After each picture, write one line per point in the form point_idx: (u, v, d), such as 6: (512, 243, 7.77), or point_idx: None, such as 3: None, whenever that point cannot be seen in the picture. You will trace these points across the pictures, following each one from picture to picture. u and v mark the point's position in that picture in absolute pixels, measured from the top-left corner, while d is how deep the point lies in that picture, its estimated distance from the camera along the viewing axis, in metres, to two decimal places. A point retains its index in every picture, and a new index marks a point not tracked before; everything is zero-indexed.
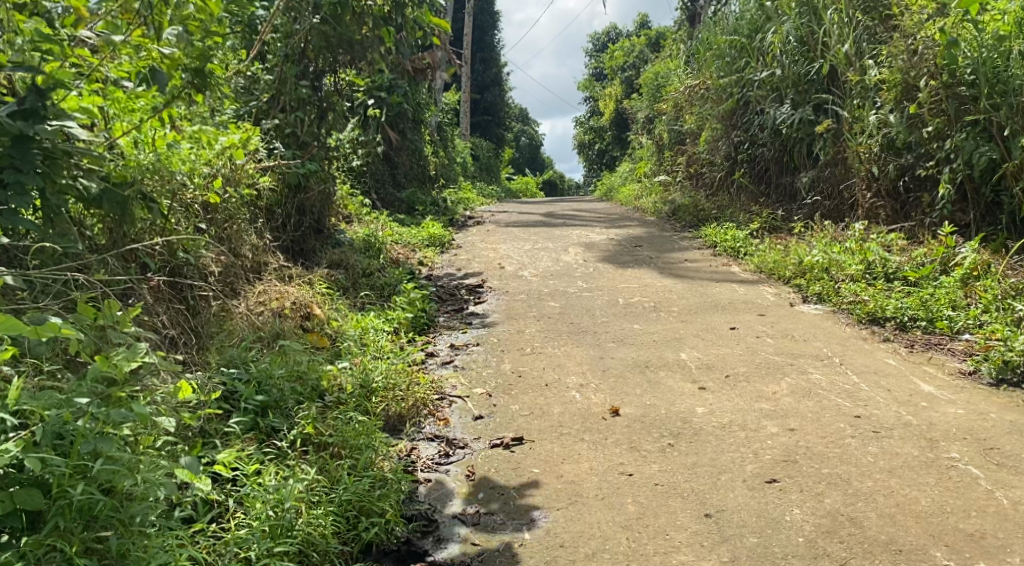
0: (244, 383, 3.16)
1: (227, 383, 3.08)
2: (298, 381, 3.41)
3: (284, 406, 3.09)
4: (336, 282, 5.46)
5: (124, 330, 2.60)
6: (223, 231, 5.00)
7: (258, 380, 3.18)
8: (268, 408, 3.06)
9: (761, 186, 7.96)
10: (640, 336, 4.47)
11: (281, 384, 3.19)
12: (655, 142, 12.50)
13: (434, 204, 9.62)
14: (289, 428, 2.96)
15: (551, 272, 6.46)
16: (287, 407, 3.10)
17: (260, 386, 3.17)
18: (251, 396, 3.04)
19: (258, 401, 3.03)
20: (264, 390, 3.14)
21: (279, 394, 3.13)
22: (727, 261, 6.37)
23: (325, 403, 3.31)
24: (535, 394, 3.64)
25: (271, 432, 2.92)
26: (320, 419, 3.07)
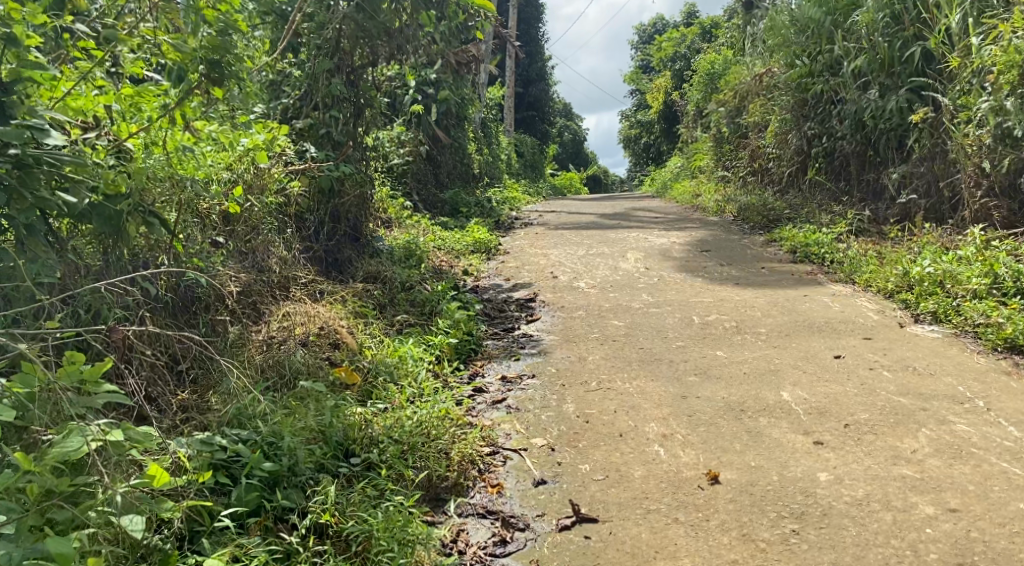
0: (250, 446, 2.57)
1: (228, 448, 2.46)
2: (319, 441, 2.82)
3: (299, 477, 2.50)
4: (372, 297, 4.80)
5: (83, 401, 2.10)
6: (245, 243, 4.40)
7: (266, 442, 2.58)
8: (279, 477, 2.47)
9: (841, 185, 7.14)
10: (726, 366, 3.78)
11: (295, 447, 2.56)
12: (714, 134, 11.68)
13: (479, 205, 8.96)
14: (303, 509, 2.40)
15: (610, 283, 5.77)
16: (306, 478, 2.50)
17: (269, 449, 2.57)
18: (258, 465, 2.44)
19: (267, 469, 2.44)
20: (276, 455, 2.52)
21: (294, 458, 2.52)
22: (812, 270, 5.64)
23: (350, 470, 2.69)
24: (608, 448, 2.98)
25: (280, 516, 2.37)
26: (342, 495, 2.48)
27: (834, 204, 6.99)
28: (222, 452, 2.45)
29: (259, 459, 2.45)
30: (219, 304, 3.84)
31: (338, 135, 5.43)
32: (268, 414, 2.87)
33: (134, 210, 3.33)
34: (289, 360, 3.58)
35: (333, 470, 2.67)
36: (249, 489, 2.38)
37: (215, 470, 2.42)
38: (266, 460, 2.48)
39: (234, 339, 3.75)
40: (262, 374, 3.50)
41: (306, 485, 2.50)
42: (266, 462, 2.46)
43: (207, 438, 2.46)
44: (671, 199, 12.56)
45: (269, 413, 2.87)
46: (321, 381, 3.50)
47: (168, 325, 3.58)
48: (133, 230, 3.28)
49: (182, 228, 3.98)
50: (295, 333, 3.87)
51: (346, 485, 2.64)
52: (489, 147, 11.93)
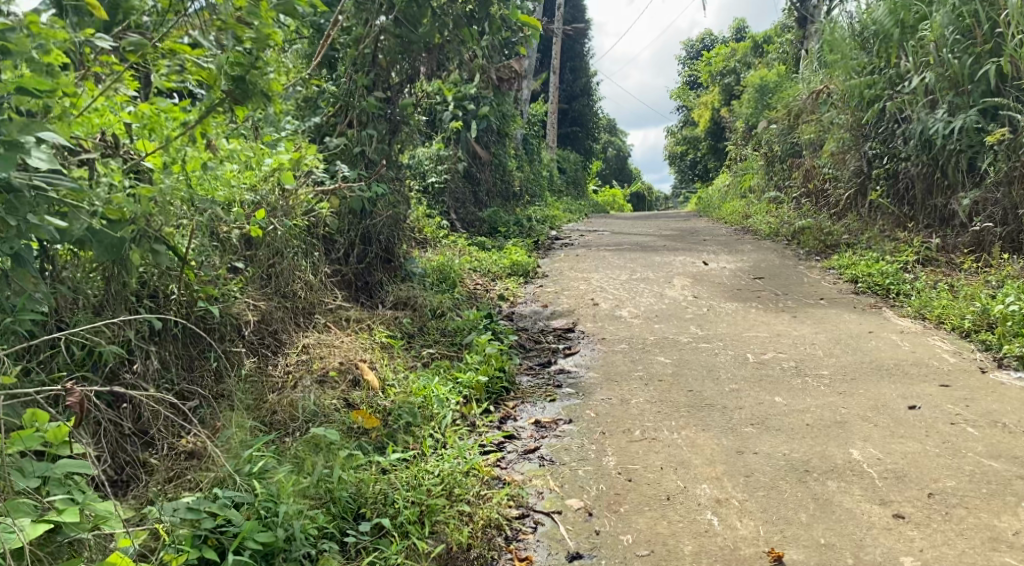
0: (243, 509, 2.37)
1: (218, 515, 2.30)
2: (325, 502, 2.53)
3: (295, 552, 2.29)
4: (400, 326, 4.47)
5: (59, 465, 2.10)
6: (268, 268, 4.03)
7: (262, 506, 2.38)
8: (275, 550, 2.28)
9: (905, 209, 6.75)
10: (786, 416, 3.41)
11: (297, 515, 2.36)
12: (765, 153, 11.26)
13: (518, 224, 8.62)
14: None
15: (655, 312, 5.42)
16: (301, 555, 2.29)
17: (265, 516, 2.36)
18: (252, 535, 2.26)
19: (261, 541, 2.26)
20: (272, 525, 2.31)
21: (292, 528, 2.32)
22: (876, 303, 5.31)
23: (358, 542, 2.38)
24: (653, 515, 2.62)
25: None
26: None
27: (898, 230, 6.61)
28: (212, 521, 2.28)
29: (254, 529, 2.27)
30: (234, 335, 3.54)
31: (372, 153, 5.13)
32: (273, 472, 2.56)
33: (137, 239, 3.09)
34: (303, 406, 3.26)
35: (338, 538, 2.42)
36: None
37: (200, 542, 2.25)
38: (262, 528, 2.30)
39: (248, 375, 3.44)
40: (267, 427, 3.18)
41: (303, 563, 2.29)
42: (263, 531, 2.28)
43: (196, 504, 2.33)
44: (717, 219, 12.11)
45: (275, 471, 2.56)
46: (336, 426, 3.19)
47: (177, 362, 3.24)
48: (136, 259, 3.02)
49: (197, 256, 3.52)
50: (314, 368, 3.54)
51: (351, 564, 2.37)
52: (530, 165, 11.60)
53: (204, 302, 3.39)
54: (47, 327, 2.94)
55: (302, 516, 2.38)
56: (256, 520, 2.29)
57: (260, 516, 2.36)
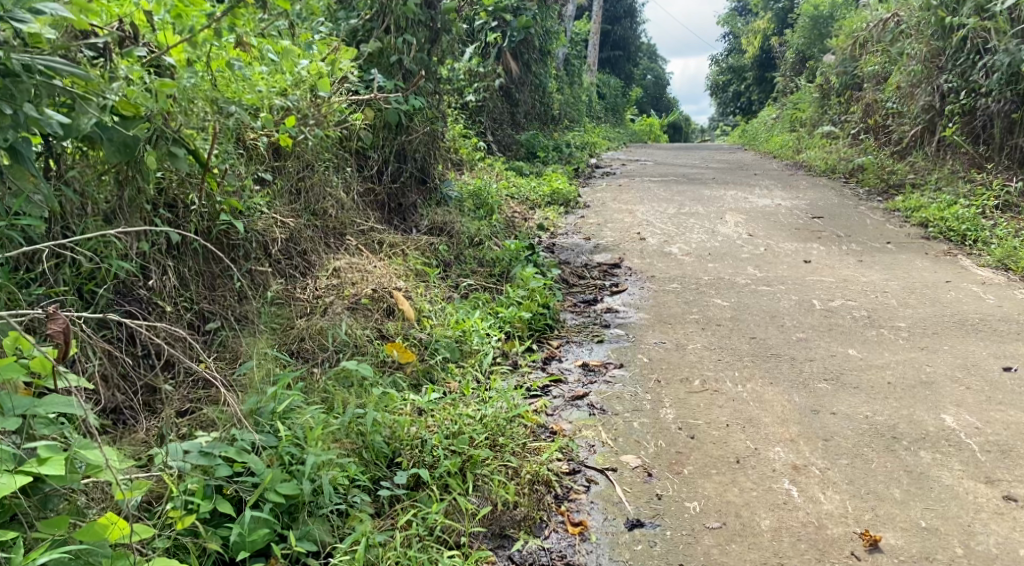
0: (265, 455, 2.10)
1: (234, 462, 2.03)
2: (355, 448, 2.25)
3: (322, 508, 2.03)
4: (436, 251, 4.15)
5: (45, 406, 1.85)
6: (297, 181, 3.69)
7: (286, 451, 2.12)
8: (298, 504, 2.03)
9: (981, 148, 6.39)
10: (863, 372, 3.08)
11: (325, 465, 2.11)
12: (822, 86, 10.70)
13: (557, 150, 8.18)
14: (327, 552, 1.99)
15: (708, 250, 5.06)
16: (329, 512, 2.04)
17: (287, 465, 2.09)
18: (273, 487, 2.00)
19: (285, 493, 2.00)
20: (298, 475, 2.05)
21: (320, 480, 2.06)
22: (949, 250, 4.93)
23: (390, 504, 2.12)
24: (722, 479, 2.31)
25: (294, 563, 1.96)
26: (373, 537, 2.02)
27: (973, 173, 6.19)
28: (228, 467, 2.01)
29: (276, 478, 2.01)
30: (261, 255, 3.22)
31: (411, 63, 4.64)
32: (299, 413, 2.29)
33: (152, 140, 2.71)
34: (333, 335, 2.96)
35: (371, 490, 2.17)
36: (257, 523, 1.95)
37: (213, 493, 1.99)
38: (286, 478, 2.04)
39: (274, 298, 3.14)
40: (293, 358, 2.88)
41: (332, 520, 2.04)
42: (286, 481, 2.02)
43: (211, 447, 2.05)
44: (764, 153, 11.54)
45: (304, 416, 2.28)
46: (368, 359, 2.90)
47: (196, 280, 2.92)
48: (152, 161, 2.65)
49: (220, 163, 3.11)
50: (345, 295, 3.25)
51: (385, 522, 2.11)
52: (570, 88, 11.07)
53: (228, 215, 3.07)
54: (50, 232, 2.60)
55: (331, 466, 2.13)
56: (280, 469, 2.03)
57: (283, 463, 2.10)
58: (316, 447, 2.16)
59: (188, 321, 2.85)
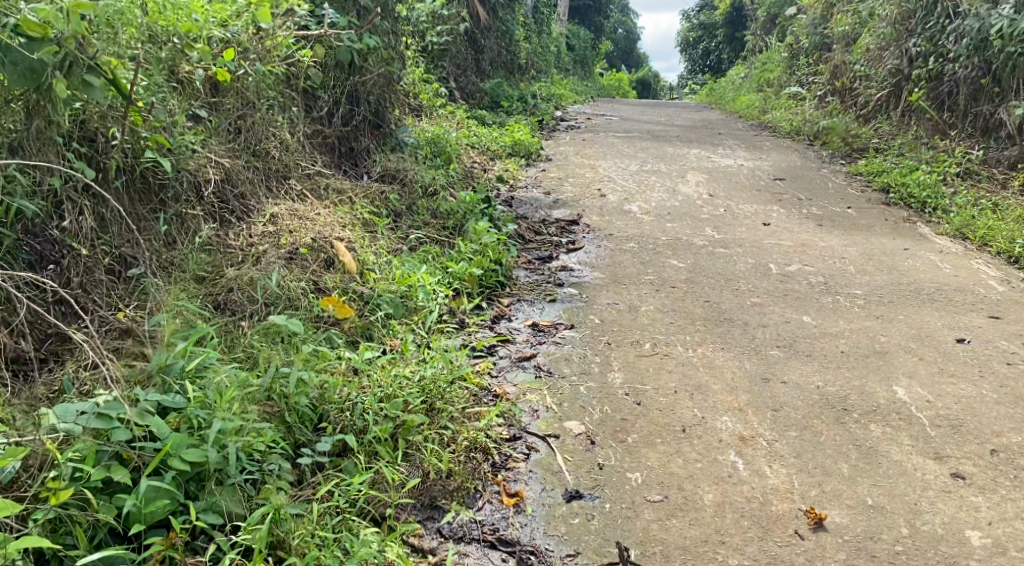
0: (170, 419, 2.00)
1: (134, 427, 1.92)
2: (276, 411, 2.14)
3: (231, 478, 1.93)
4: (386, 201, 3.99)
5: None
6: (235, 119, 3.50)
7: (193, 416, 2.02)
8: (205, 473, 1.92)
9: (945, 114, 6.32)
10: (816, 340, 3.01)
11: (236, 432, 2.00)
12: (791, 47, 10.60)
13: (521, 99, 7.99)
14: (234, 524, 1.89)
15: (669, 209, 4.96)
16: (239, 482, 1.93)
17: (194, 431, 1.99)
18: (177, 453, 1.90)
19: (191, 460, 1.90)
20: (205, 441, 1.95)
21: (229, 447, 1.96)
22: (909, 217, 4.89)
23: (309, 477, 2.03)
24: (666, 450, 2.23)
25: (195, 535, 1.86)
26: (289, 508, 1.93)
27: (937, 139, 6.12)
28: (128, 431, 1.91)
29: (181, 443, 1.92)
30: (191, 198, 3.06)
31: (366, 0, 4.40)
32: (215, 376, 2.17)
33: (63, 66, 2.52)
34: (264, 288, 2.81)
35: (290, 458, 2.07)
36: (158, 493, 1.85)
37: (109, 459, 1.89)
38: (192, 444, 1.94)
39: (203, 244, 2.98)
40: (217, 311, 2.74)
41: (243, 490, 1.94)
42: (192, 447, 1.93)
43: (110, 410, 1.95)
44: (731, 112, 11.41)
45: (221, 378, 2.15)
46: (302, 315, 2.76)
47: (118, 223, 2.75)
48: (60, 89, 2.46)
49: (147, 96, 2.94)
50: (282, 242, 3.09)
51: (304, 491, 2.01)
52: (539, 37, 10.82)
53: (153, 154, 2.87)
54: None
55: (244, 433, 2.02)
56: (185, 434, 1.94)
57: (190, 428, 2.00)
58: (229, 411, 2.05)
59: (108, 266, 2.69)
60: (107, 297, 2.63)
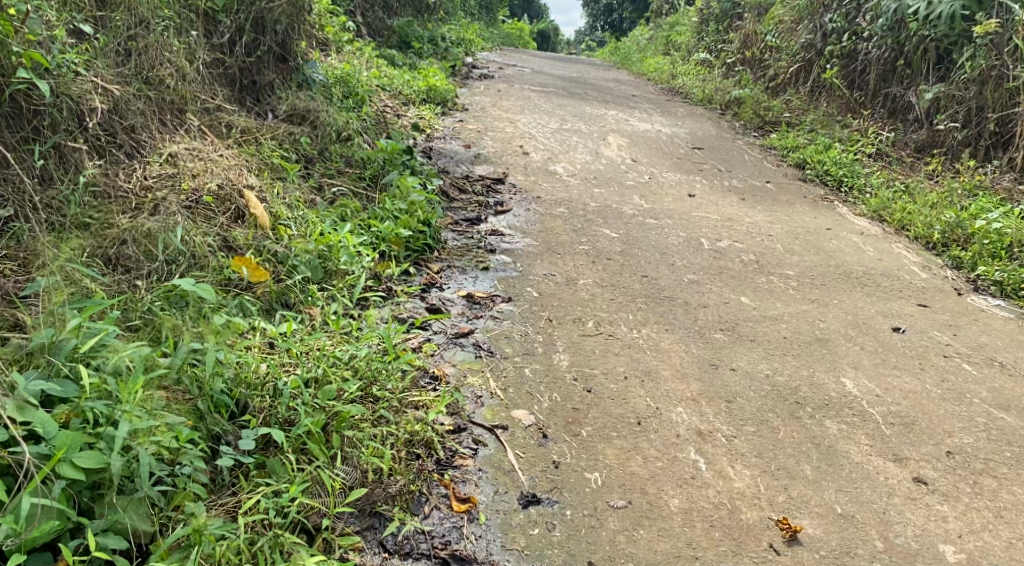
0: (58, 410, 1.76)
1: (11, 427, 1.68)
2: (189, 399, 1.92)
3: (138, 489, 1.71)
4: (298, 145, 3.64)
5: None
6: (125, 40, 3.09)
7: (88, 407, 1.77)
8: (103, 481, 1.70)
9: (855, 93, 6.38)
10: (758, 323, 2.91)
11: (145, 432, 1.78)
12: (701, 11, 10.56)
13: (432, 42, 7.61)
14: (140, 542, 1.69)
15: (592, 173, 4.79)
16: (148, 494, 1.72)
17: (90, 427, 1.75)
18: (68, 459, 1.67)
19: (85, 467, 1.67)
20: (104, 442, 1.72)
21: (136, 452, 1.74)
22: (826, 195, 4.90)
23: (233, 474, 1.85)
24: (623, 446, 2.09)
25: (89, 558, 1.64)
26: (212, 522, 1.74)
27: (848, 117, 6.16)
28: (5, 431, 1.67)
29: (73, 447, 1.69)
30: (72, 127, 2.63)
31: None
32: (115, 354, 1.92)
33: None
34: (164, 243, 2.48)
35: (207, 457, 1.86)
36: (45, 512, 1.63)
37: None
38: (86, 445, 1.71)
39: (89, 186, 2.59)
40: (109, 268, 2.40)
41: (153, 501, 1.73)
42: (86, 450, 1.70)
43: None
44: (638, 73, 11.33)
45: (123, 358, 1.90)
46: (209, 277, 2.46)
47: None
48: None
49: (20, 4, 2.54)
50: (183, 187, 2.74)
51: (226, 494, 1.82)
52: None
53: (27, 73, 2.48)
54: None
55: (153, 432, 1.80)
56: (80, 433, 1.71)
57: (84, 422, 1.76)
58: (134, 403, 1.81)
59: None
60: None
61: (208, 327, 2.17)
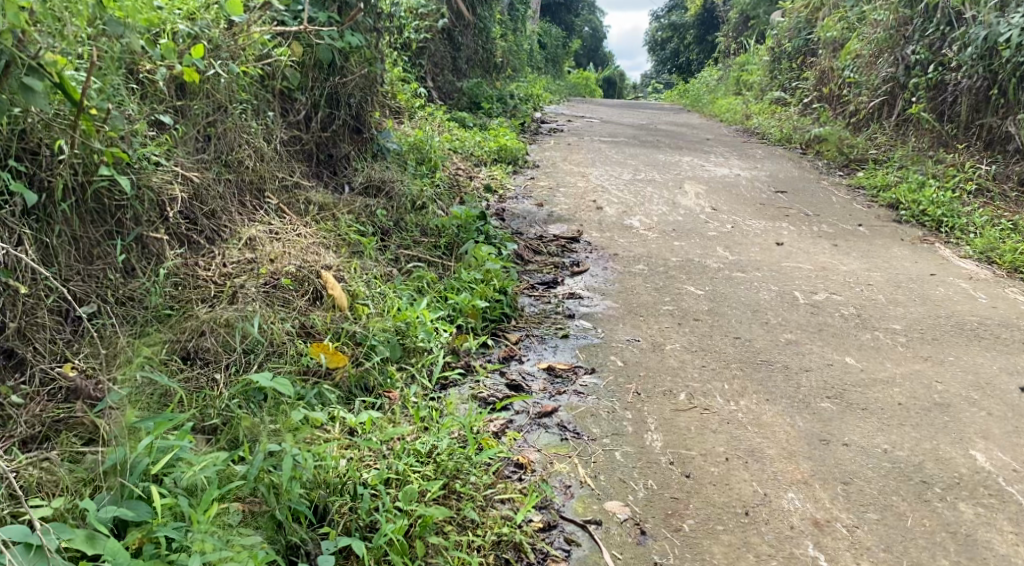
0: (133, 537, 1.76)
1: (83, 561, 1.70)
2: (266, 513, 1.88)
3: None
4: (371, 216, 3.57)
5: None
6: (203, 127, 3.11)
7: (162, 534, 1.77)
8: None
9: (946, 125, 6.04)
10: (868, 388, 2.67)
11: (218, 557, 1.75)
12: (772, 49, 10.32)
13: (502, 101, 7.59)
14: None
15: (672, 225, 4.61)
16: None
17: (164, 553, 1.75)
18: None
19: None
20: None
21: None
22: (925, 237, 4.60)
23: None
24: (731, 543, 1.94)
25: None
26: None
27: (941, 152, 5.84)
28: None
29: None
30: (154, 217, 2.67)
31: None
32: (190, 470, 1.90)
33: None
34: (243, 333, 2.39)
35: None
36: None
37: None
38: None
39: (169, 276, 2.60)
40: (187, 363, 2.31)
41: None
42: None
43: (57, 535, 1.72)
44: (710, 115, 11.12)
45: (198, 474, 1.89)
46: (287, 367, 2.34)
47: (70, 252, 2.42)
48: None
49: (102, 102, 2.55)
50: (261, 271, 2.69)
51: None
52: (514, 32, 10.35)
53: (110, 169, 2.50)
54: None
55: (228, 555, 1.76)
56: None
57: (158, 549, 1.76)
58: (208, 527, 1.79)
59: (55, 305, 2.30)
60: (51, 343, 2.21)
61: (286, 424, 2.09)
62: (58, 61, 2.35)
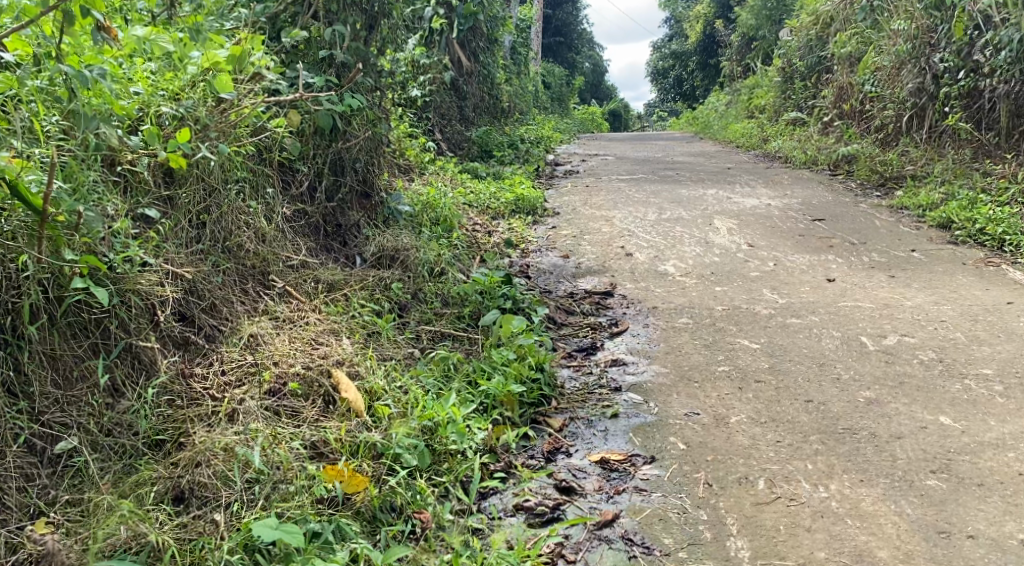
0: None
1: None
2: None
3: None
4: (386, 289, 3.24)
5: None
6: (194, 213, 2.80)
7: None
8: None
9: (986, 133, 5.73)
10: (977, 456, 2.29)
11: None
12: (783, 69, 10.03)
13: (513, 147, 7.29)
14: None
15: (710, 268, 4.24)
16: None
17: None
18: None
19: None
20: None
21: None
22: (988, 258, 4.22)
23: None
24: None
25: None
26: None
27: (986, 164, 5.48)
28: None
29: None
30: (144, 323, 2.33)
31: (344, 56, 3.62)
32: None
33: None
34: (244, 464, 2.06)
35: None
36: None
37: None
38: None
39: (162, 392, 2.26)
40: (179, 505, 1.99)
41: None
42: None
43: None
44: (724, 141, 10.79)
45: None
46: (299, 498, 2.00)
47: (47, 376, 2.12)
48: None
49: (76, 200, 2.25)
50: (264, 378, 2.36)
51: None
52: (518, 75, 10.09)
53: (85, 280, 2.18)
54: None
55: None
56: None
57: None
58: None
59: (25, 444, 2.02)
60: (19, 494, 1.95)
61: None
62: (12, 164, 2.07)
